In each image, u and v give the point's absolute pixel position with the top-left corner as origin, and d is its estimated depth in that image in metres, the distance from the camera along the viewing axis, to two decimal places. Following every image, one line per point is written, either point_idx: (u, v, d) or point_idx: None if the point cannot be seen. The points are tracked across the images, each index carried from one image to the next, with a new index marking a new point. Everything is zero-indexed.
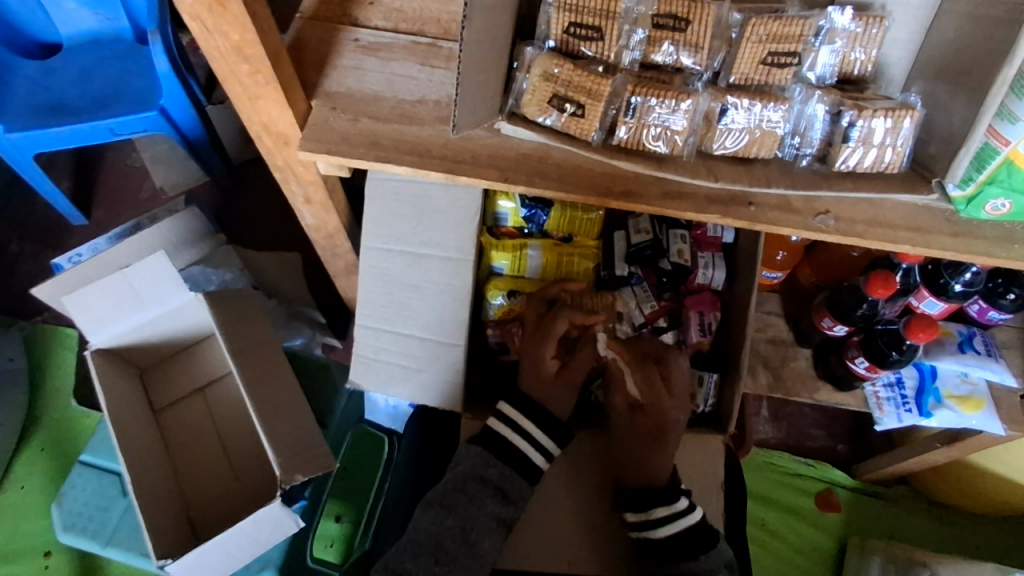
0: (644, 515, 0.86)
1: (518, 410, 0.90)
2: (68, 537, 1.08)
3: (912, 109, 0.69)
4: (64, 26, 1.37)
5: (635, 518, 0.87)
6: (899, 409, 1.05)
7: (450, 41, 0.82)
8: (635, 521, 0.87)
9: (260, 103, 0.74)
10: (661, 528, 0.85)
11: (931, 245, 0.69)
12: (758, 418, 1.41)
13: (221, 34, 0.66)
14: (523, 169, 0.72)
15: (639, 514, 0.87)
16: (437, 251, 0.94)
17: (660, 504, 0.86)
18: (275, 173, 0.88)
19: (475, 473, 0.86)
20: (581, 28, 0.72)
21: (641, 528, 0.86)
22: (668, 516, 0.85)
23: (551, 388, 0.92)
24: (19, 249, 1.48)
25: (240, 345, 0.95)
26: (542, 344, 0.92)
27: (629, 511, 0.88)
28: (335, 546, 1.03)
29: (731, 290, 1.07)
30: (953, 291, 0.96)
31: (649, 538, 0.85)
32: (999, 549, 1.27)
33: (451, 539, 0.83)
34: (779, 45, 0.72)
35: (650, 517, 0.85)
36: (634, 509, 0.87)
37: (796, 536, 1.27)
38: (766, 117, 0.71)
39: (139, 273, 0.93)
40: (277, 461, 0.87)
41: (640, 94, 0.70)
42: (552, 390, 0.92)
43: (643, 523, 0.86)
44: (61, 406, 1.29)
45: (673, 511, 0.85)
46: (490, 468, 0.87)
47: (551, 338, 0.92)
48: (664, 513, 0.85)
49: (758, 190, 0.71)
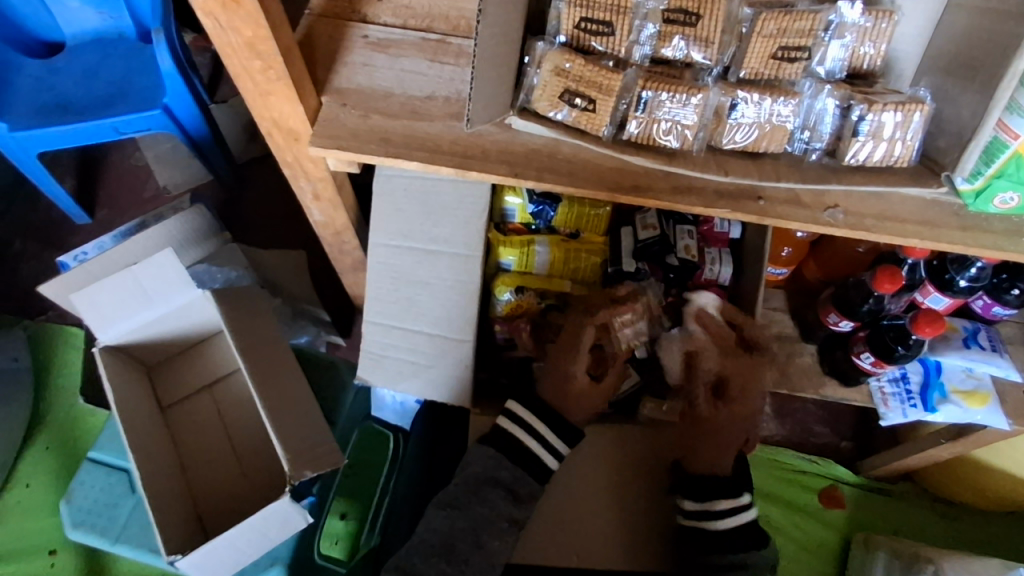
0: (706, 506, 0.87)
1: (531, 412, 0.91)
2: (77, 533, 1.08)
3: (922, 104, 0.69)
4: (68, 25, 1.37)
5: (693, 507, 0.87)
6: (904, 405, 1.06)
7: (460, 37, 0.82)
8: (692, 510, 0.87)
9: (271, 99, 0.74)
10: (723, 520, 0.86)
11: (940, 240, 0.70)
12: (763, 415, 1.41)
13: (234, 30, 0.66)
14: (533, 164, 0.73)
15: (700, 504, 0.87)
16: (446, 248, 0.94)
17: (723, 497, 0.87)
18: (284, 169, 0.88)
19: (488, 475, 0.87)
20: (592, 23, 0.73)
21: (698, 518, 0.87)
22: (732, 509, 0.87)
23: (572, 399, 0.92)
24: (23, 249, 1.48)
25: (248, 341, 0.96)
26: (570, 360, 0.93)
27: (689, 499, 0.88)
28: (339, 543, 1.04)
29: (739, 285, 1.07)
30: (959, 287, 0.97)
31: (706, 529, 0.86)
32: (1003, 545, 1.27)
33: (462, 541, 0.83)
34: (790, 40, 0.72)
35: (713, 509, 0.86)
36: (693, 498, 0.88)
37: (800, 532, 1.28)
38: (776, 111, 0.71)
39: (147, 270, 0.93)
40: (286, 457, 0.87)
41: (651, 89, 0.71)
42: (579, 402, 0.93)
43: (704, 513, 0.86)
44: (67, 404, 1.29)
45: (737, 504, 0.87)
46: (502, 471, 0.88)
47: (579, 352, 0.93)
48: (726, 505, 0.87)
49: (767, 185, 0.72)
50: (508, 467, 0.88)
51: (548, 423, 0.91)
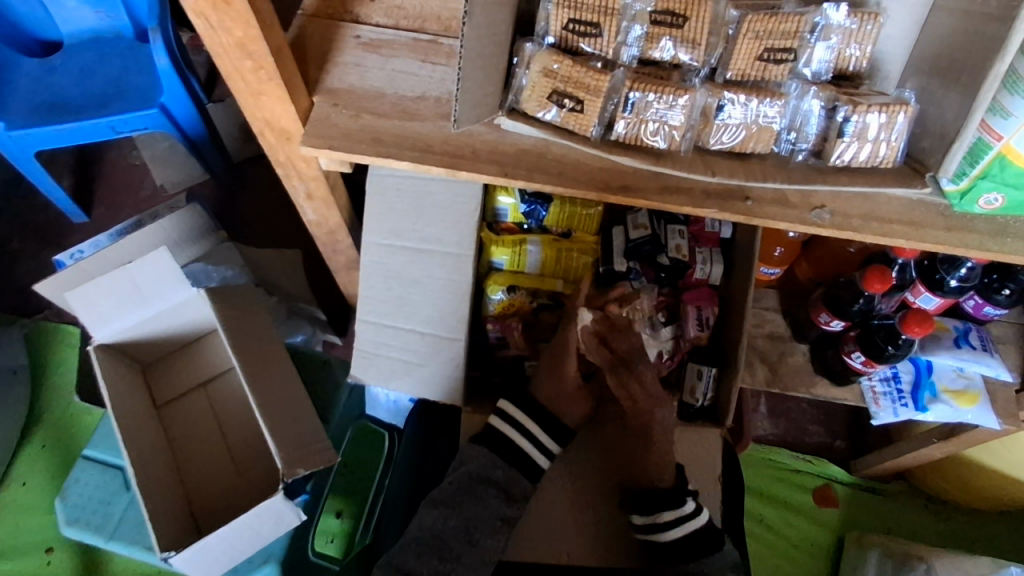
0: (652, 518, 0.87)
1: (524, 412, 0.92)
2: (72, 531, 1.09)
3: (907, 105, 0.70)
4: (65, 24, 1.38)
5: (642, 521, 0.88)
6: (895, 404, 1.07)
7: (451, 38, 0.83)
8: (642, 524, 0.88)
9: (263, 99, 0.75)
10: (669, 531, 0.85)
11: (925, 240, 0.70)
12: (757, 414, 1.42)
13: (225, 30, 0.67)
14: (523, 165, 0.73)
15: (645, 517, 0.87)
16: (437, 247, 0.95)
17: (666, 507, 0.86)
18: (277, 169, 0.89)
19: (481, 474, 0.88)
20: (579, 24, 0.73)
21: (648, 531, 0.87)
22: (675, 520, 0.85)
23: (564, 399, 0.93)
24: (20, 248, 1.49)
25: (242, 339, 0.96)
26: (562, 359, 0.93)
27: (637, 515, 0.88)
28: (334, 542, 1.04)
29: (730, 283, 1.08)
30: (949, 287, 0.97)
31: (656, 541, 0.86)
32: (995, 544, 1.28)
33: (455, 538, 0.84)
34: (776, 41, 0.73)
35: (657, 521, 0.86)
36: (641, 512, 0.88)
37: (793, 531, 1.28)
38: (762, 112, 0.72)
39: (141, 269, 0.94)
40: (279, 455, 0.87)
41: (639, 90, 0.71)
42: (568, 399, 0.94)
43: (651, 526, 0.86)
44: (63, 403, 1.30)
45: (680, 515, 0.85)
46: (495, 470, 0.88)
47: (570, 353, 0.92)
48: (670, 517, 0.85)
49: (755, 186, 0.72)
50: (501, 466, 0.88)
51: (539, 421, 0.92)
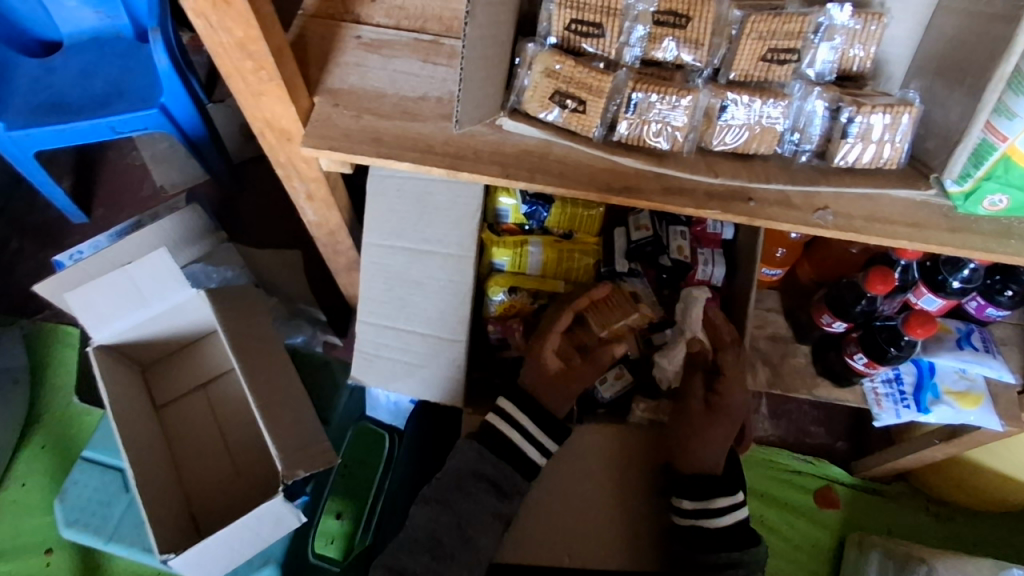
0: (705, 503, 0.86)
1: (514, 405, 0.91)
2: (71, 532, 1.08)
3: (911, 106, 0.70)
4: (65, 24, 1.38)
5: (692, 505, 0.87)
6: (897, 406, 1.06)
7: (452, 38, 0.82)
8: (691, 509, 0.87)
9: (264, 99, 0.75)
10: (722, 517, 0.86)
11: (929, 241, 0.70)
12: (758, 415, 1.42)
13: (225, 30, 0.67)
14: (525, 165, 0.73)
15: (697, 501, 0.87)
16: (439, 247, 0.94)
17: (721, 494, 0.87)
18: (278, 169, 0.88)
19: (470, 468, 0.87)
20: (582, 24, 0.73)
21: (697, 516, 0.86)
22: (728, 507, 0.87)
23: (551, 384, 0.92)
24: (19, 248, 1.48)
25: (242, 341, 0.96)
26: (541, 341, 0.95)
27: (687, 498, 0.87)
28: (334, 543, 1.04)
29: (732, 284, 1.07)
30: (952, 288, 0.97)
31: (705, 526, 0.86)
32: (997, 546, 1.27)
33: (448, 535, 0.83)
34: (779, 42, 0.72)
35: (711, 505, 0.86)
36: (691, 496, 0.87)
37: (795, 532, 1.28)
38: (765, 113, 0.71)
39: (140, 270, 0.93)
40: (280, 457, 0.87)
41: (642, 90, 0.71)
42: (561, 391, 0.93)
43: (702, 511, 0.86)
44: (62, 403, 1.29)
45: (734, 502, 0.87)
46: (485, 464, 0.87)
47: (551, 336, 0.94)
48: (724, 503, 0.87)
49: (758, 186, 0.72)
50: (491, 460, 0.87)
51: (539, 422, 0.90)
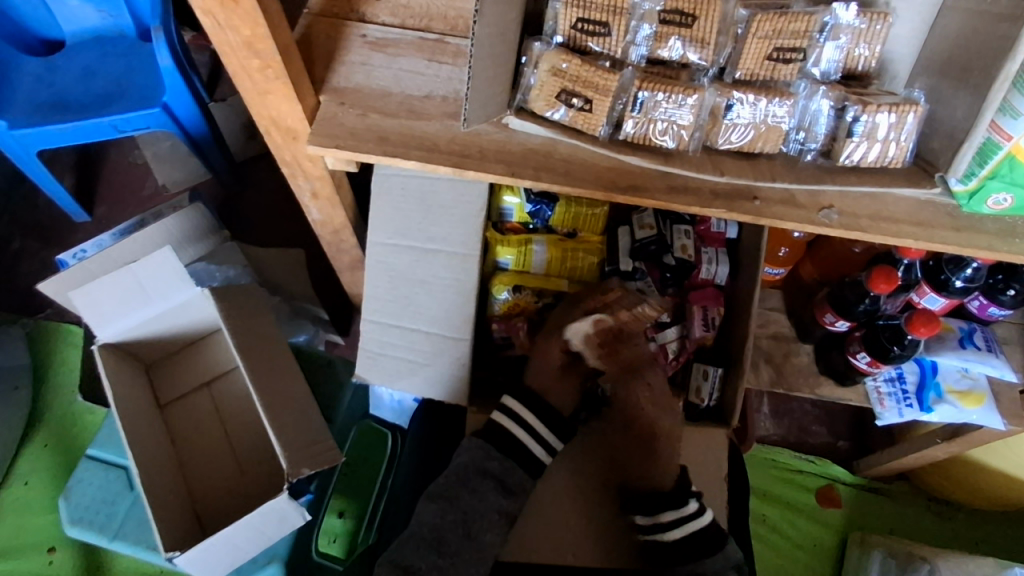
0: (654, 518, 0.87)
1: (522, 403, 0.92)
2: (75, 531, 1.09)
3: (916, 105, 0.70)
4: (68, 23, 1.38)
5: (645, 521, 0.88)
6: (900, 405, 1.07)
7: (457, 37, 0.82)
8: (646, 524, 0.88)
9: (270, 98, 0.75)
10: (670, 531, 0.86)
11: (933, 240, 0.70)
12: (760, 414, 1.42)
13: (232, 29, 0.67)
14: (530, 164, 0.73)
15: (648, 517, 0.88)
16: (443, 246, 0.94)
17: (669, 507, 0.87)
18: (283, 168, 0.88)
19: (476, 465, 0.87)
20: (588, 23, 0.73)
21: (651, 531, 0.87)
22: (677, 519, 0.86)
23: (558, 383, 0.94)
24: (22, 246, 1.48)
25: (246, 339, 0.96)
26: (550, 340, 0.95)
27: (640, 514, 0.89)
28: (337, 542, 1.04)
29: (735, 284, 1.08)
30: (954, 287, 0.97)
31: (658, 541, 0.86)
32: (997, 544, 1.28)
33: (452, 532, 0.83)
34: (785, 41, 0.72)
35: (659, 521, 0.87)
36: (644, 512, 0.88)
37: (796, 532, 1.28)
38: (771, 112, 0.71)
39: (145, 268, 0.94)
40: (284, 455, 0.87)
41: (648, 89, 0.71)
42: (559, 383, 0.94)
43: (652, 526, 0.87)
44: (65, 402, 1.29)
45: (682, 514, 0.86)
46: (490, 461, 0.88)
47: (557, 338, 0.94)
48: (671, 516, 0.86)
49: (763, 185, 0.72)
50: (497, 458, 0.88)
51: (542, 418, 0.91)
